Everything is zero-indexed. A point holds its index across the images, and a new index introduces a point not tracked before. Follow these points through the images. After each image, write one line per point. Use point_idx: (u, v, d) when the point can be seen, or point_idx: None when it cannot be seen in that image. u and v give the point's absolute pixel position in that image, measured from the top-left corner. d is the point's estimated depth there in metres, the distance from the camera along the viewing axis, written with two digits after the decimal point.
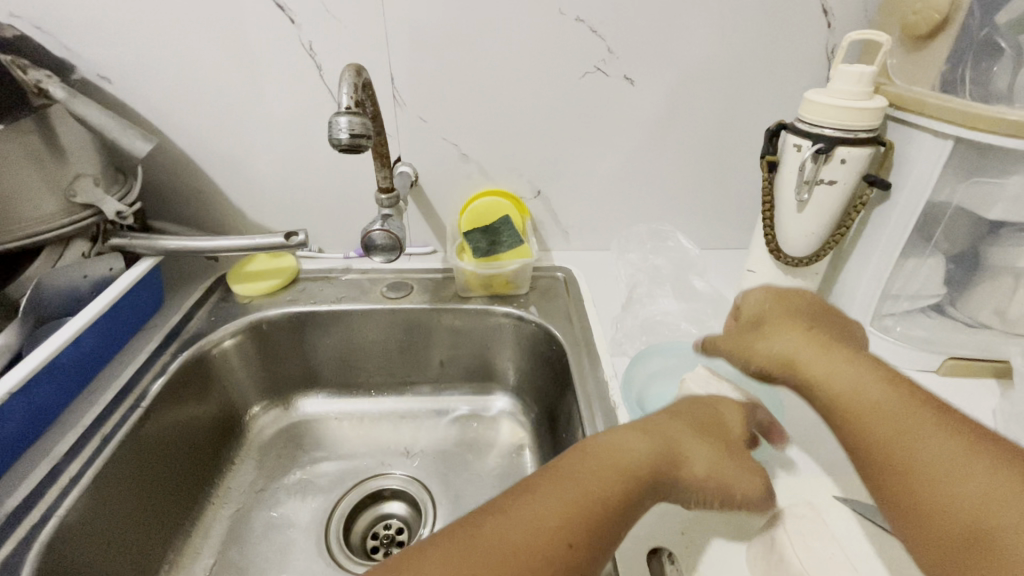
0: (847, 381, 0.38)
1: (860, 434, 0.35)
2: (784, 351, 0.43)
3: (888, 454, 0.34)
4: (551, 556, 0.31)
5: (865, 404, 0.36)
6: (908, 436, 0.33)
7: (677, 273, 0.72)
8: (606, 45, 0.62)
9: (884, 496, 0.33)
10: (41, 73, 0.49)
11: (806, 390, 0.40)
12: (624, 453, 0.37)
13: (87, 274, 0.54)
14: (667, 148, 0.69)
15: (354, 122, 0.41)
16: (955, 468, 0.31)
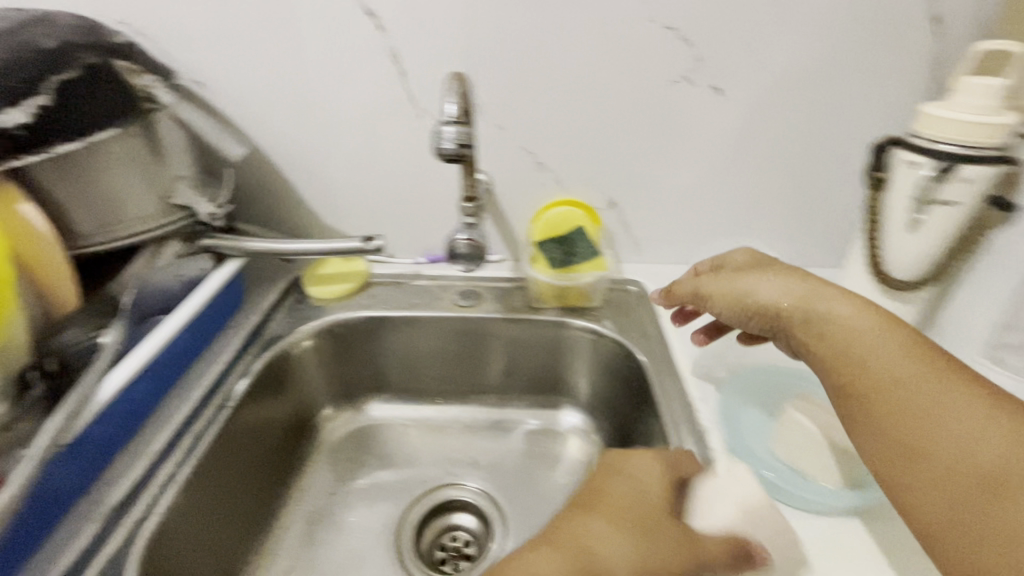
0: (860, 332, 0.41)
1: (863, 388, 0.39)
2: (792, 293, 0.46)
3: (886, 405, 0.38)
4: None
5: (868, 358, 0.40)
6: (918, 388, 0.37)
7: None
8: (695, 53, 0.60)
9: (881, 449, 0.37)
10: (149, 79, 0.51)
11: (826, 334, 0.43)
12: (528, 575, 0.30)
13: (180, 274, 0.56)
14: (754, 161, 0.66)
15: (460, 132, 0.41)
16: (945, 414, 0.36)
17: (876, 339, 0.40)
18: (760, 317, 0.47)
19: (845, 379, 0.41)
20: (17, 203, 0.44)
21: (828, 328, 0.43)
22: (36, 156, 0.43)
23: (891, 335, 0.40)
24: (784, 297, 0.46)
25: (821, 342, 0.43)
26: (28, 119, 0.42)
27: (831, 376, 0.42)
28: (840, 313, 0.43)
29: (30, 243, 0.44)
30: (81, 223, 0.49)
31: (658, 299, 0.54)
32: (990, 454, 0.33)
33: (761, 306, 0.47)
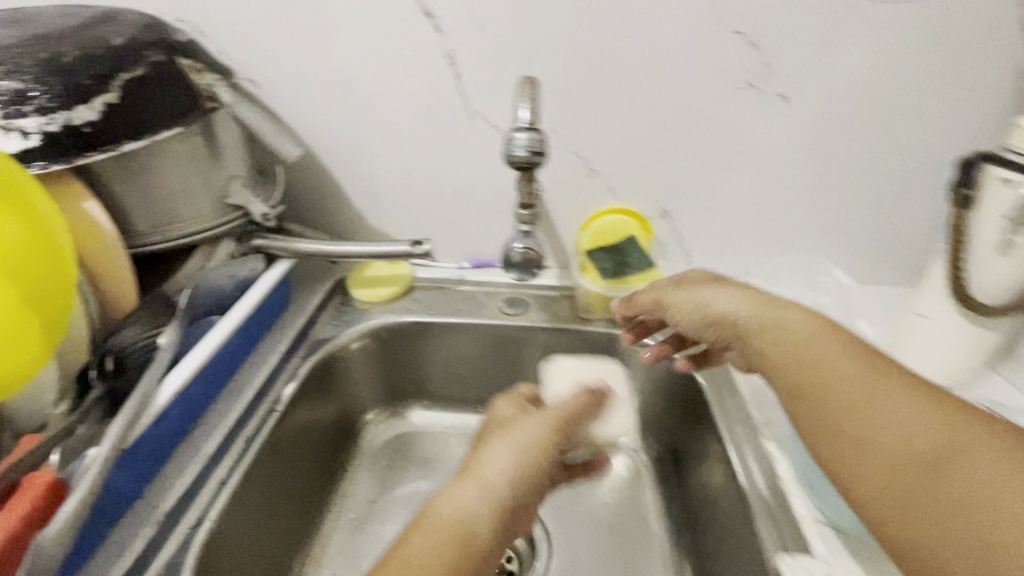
0: (802, 336, 0.41)
1: (810, 386, 0.39)
2: (744, 305, 0.45)
3: (832, 402, 0.38)
4: None
5: (821, 362, 0.39)
6: (853, 386, 0.37)
7: (842, 313, 0.65)
8: (764, 59, 0.58)
9: (829, 443, 0.37)
10: (212, 77, 0.50)
11: (776, 344, 0.42)
12: (445, 524, 0.35)
13: (233, 275, 0.55)
14: (823, 173, 0.63)
15: (532, 139, 0.39)
16: (885, 406, 0.36)
17: (821, 342, 0.40)
18: (714, 327, 0.47)
19: (791, 381, 0.41)
20: (82, 199, 0.44)
21: (778, 338, 0.42)
22: (104, 153, 0.43)
23: (836, 339, 0.40)
24: (737, 308, 0.45)
25: (776, 347, 0.42)
26: (95, 116, 0.42)
27: (782, 379, 0.41)
28: (790, 320, 0.43)
29: (92, 239, 0.45)
30: (140, 221, 0.49)
31: (618, 308, 0.54)
32: (927, 440, 0.34)
33: (718, 316, 0.47)
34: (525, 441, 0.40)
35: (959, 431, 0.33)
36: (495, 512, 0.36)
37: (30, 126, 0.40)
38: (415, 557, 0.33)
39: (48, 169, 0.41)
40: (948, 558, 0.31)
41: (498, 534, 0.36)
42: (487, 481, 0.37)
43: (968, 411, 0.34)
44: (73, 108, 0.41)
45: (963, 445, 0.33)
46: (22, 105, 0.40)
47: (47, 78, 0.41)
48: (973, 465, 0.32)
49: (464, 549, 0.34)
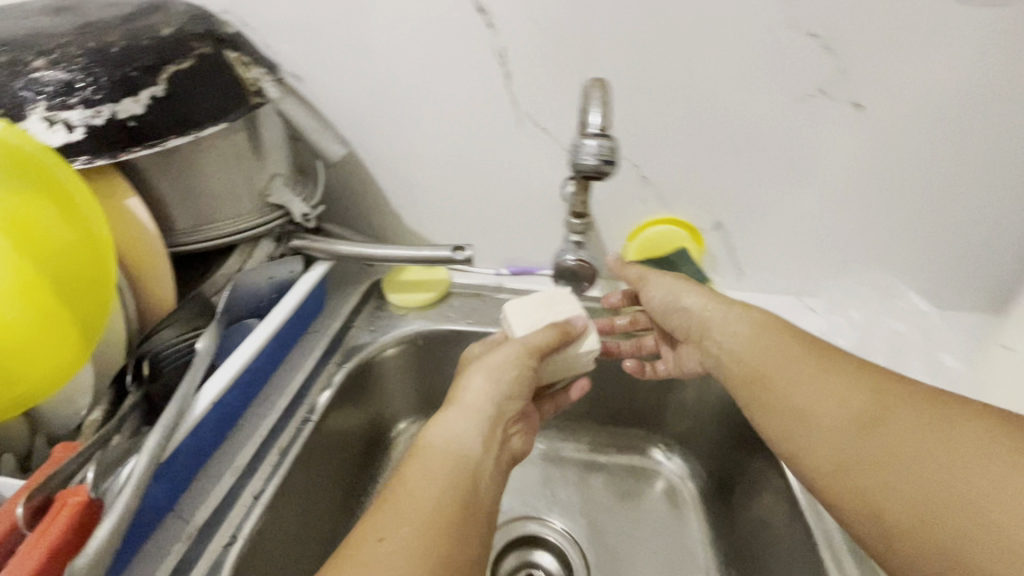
0: (756, 335, 0.46)
1: (761, 373, 0.45)
2: (709, 306, 0.50)
3: (783, 385, 0.44)
4: (443, 512, 0.36)
5: (770, 352, 0.45)
6: (796, 372, 0.43)
7: (923, 344, 0.61)
8: (839, 64, 0.51)
9: (779, 420, 0.43)
10: (259, 71, 0.48)
11: (734, 342, 0.48)
12: (436, 449, 0.39)
13: (271, 277, 0.52)
14: (903, 190, 0.57)
15: (603, 148, 0.37)
16: (823, 385, 0.42)
17: (774, 334, 0.46)
18: (679, 315, 0.52)
19: (746, 369, 0.46)
20: (124, 196, 0.43)
21: (735, 331, 0.48)
22: (150, 148, 0.41)
23: (784, 332, 0.46)
24: (701, 303, 0.50)
25: (733, 343, 0.48)
26: (141, 110, 0.40)
27: (738, 366, 0.47)
28: (746, 316, 0.48)
29: (133, 238, 0.43)
30: (180, 219, 0.47)
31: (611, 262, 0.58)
32: (860, 407, 0.40)
33: (684, 311, 0.52)
34: (502, 365, 0.45)
35: (885, 396, 0.40)
36: (479, 428, 0.41)
37: (74, 119, 0.38)
38: (411, 477, 0.37)
39: (93, 164, 0.39)
40: (885, 502, 0.37)
41: (488, 444, 0.41)
42: (471, 406, 0.42)
43: (889, 380, 0.41)
44: (120, 102, 0.39)
45: (886, 407, 0.39)
46: (68, 97, 0.38)
47: (93, 68, 0.39)
48: (896, 424, 0.38)
49: (459, 463, 0.39)
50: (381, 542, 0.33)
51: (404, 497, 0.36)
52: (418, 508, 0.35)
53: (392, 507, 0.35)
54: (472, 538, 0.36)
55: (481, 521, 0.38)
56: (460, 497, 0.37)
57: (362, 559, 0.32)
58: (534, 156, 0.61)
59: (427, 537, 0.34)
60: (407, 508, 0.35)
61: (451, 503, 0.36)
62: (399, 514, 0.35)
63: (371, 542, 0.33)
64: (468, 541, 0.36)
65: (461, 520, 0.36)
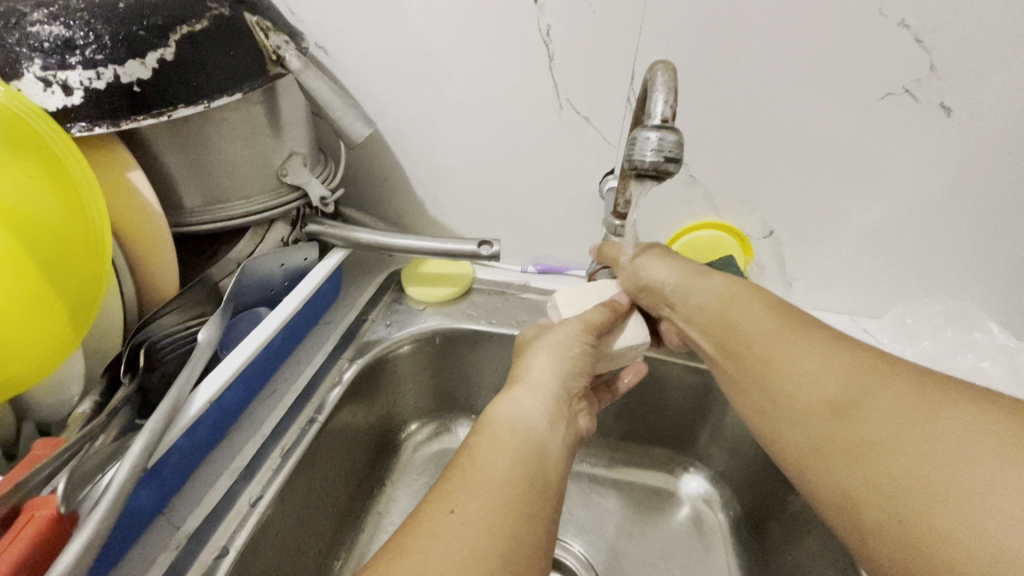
0: (725, 308, 0.43)
1: (735, 346, 0.42)
2: (667, 279, 0.46)
3: (754, 362, 0.40)
4: (515, 488, 0.32)
5: (740, 323, 0.42)
6: (768, 346, 0.39)
7: (1009, 385, 0.51)
8: (930, 60, 0.45)
9: (753, 401, 0.40)
10: (281, 37, 0.42)
11: (705, 319, 0.44)
12: (508, 424, 0.36)
13: (284, 263, 0.48)
14: (992, 207, 0.50)
15: (667, 141, 0.32)
16: (796, 364, 0.38)
17: (742, 305, 0.42)
18: (646, 291, 0.48)
19: (722, 341, 0.43)
20: (126, 167, 0.39)
21: (702, 304, 0.44)
22: (156, 118, 0.37)
23: (756, 301, 0.42)
24: (669, 277, 0.46)
25: (702, 313, 0.44)
26: (148, 74, 0.36)
27: (711, 342, 0.44)
28: (707, 287, 0.44)
29: (133, 217, 0.40)
30: (190, 197, 0.44)
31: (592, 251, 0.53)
32: (834, 390, 0.35)
33: (649, 284, 0.47)
34: (565, 346, 0.42)
35: (866, 376, 0.34)
36: (546, 404, 0.38)
37: (72, 81, 0.35)
38: (476, 455, 0.34)
39: (91, 132, 0.36)
40: (857, 496, 0.32)
41: (555, 423, 0.38)
42: (537, 382, 0.40)
43: (877, 362, 0.35)
44: (123, 64, 0.35)
45: (865, 389, 0.34)
46: (66, 55, 0.34)
47: (95, 23, 0.35)
48: (876, 408, 0.33)
49: (526, 438, 0.35)
50: (450, 513, 0.30)
51: (480, 468, 0.33)
52: (496, 482, 0.32)
53: (461, 483, 0.32)
54: (540, 519, 0.32)
55: (549, 506, 0.34)
56: (530, 478, 0.33)
57: (432, 529, 0.29)
58: (573, 147, 0.55)
59: (498, 511, 0.31)
60: (477, 481, 0.32)
61: (519, 481, 0.33)
62: (470, 489, 0.32)
63: (441, 511, 0.30)
64: (537, 521, 0.32)
65: (530, 500, 0.32)
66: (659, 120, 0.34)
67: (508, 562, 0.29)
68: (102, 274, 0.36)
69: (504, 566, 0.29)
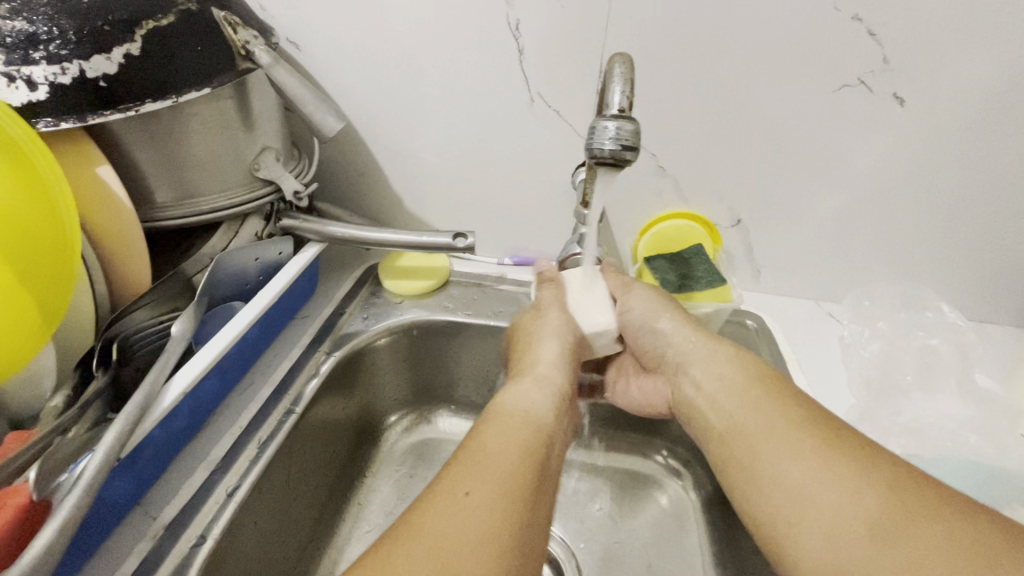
0: (736, 390, 0.41)
1: (742, 433, 0.39)
2: (674, 338, 0.47)
3: (759, 457, 0.37)
4: (525, 471, 0.34)
5: (756, 416, 0.39)
6: (782, 440, 0.37)
7: (958, 362, 0.54)
8: (882, 52, 0.46)
9: (765, 497, 0.36)
10: (249, 32, 0.42)
11: (716, 402, 0.42)
12: (519, 413, 0.39)
13: (258, 258, 0.49)
14: (942, 194, 0.52)
15: (624, 130, 0.34)
16: (825, 475, 0.34)
17: (765, 389, 0.40)
18: (658, 340, 0.48)
19: (727, 423, 0.40)
20: (94, 163, 0.39)
21: (718, 373, 0.43)
22: (122, 113, 0.37)
23: (774, 388, 0.40)
24: (678, 335, 0.47)
25: (716, 383, 0.43)
26: (114, 69, 0.36)
27: (719, 417, 0.41)
28: (734, 358, 0.43)
29: (104, 214, 0.40)
30: (160, 192, 0.44)
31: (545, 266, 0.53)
32: (873, 505, 0.31)
33: (659, 337, 0.48)
34: (563, 332, 0.46)
35: (908, 497, 0.31)
36: (551, 399, 0.41)
37: (36, 76, 0.35)
38: (490, 442, 0.35)
39: (57, 127, 0.36)
40: None
41: (558, 418, 0.40)
42: (542, 378, 0.43)
43: (913, 476, 0.32)
44: (89, 59, 0.36)
45: (909, 512, 0.30)
46: (30, 50, 0.35)
47: (59, 19, 0.35)
48: (920, 536, 0.29)
49: (534, 425, 0.38)
50: (467, 495, 0.31)
51: (494, 463, 0.34)
52: (509, 471, 0.33)
53: (475, 463, 0.34)
54: (543, 509, 0.34)
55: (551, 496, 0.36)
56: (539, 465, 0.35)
57: (448, 508, 0.30)
58: (545, 140, 0.56)
59: (511, 491, 0.32)
60: (492, 466, 0.33)
61: (533, 466, 0.35)
62: (483, 472, 0.33)
63: (458, 492, 0.31)
64: (542, 506, 0.34)
65: (540, 488, 0.34)
66: (617, 110, 0.36)
67: (520, 542, 0.31)
68: (70, 258, 0.37)
69: (519, 547, 0.30)
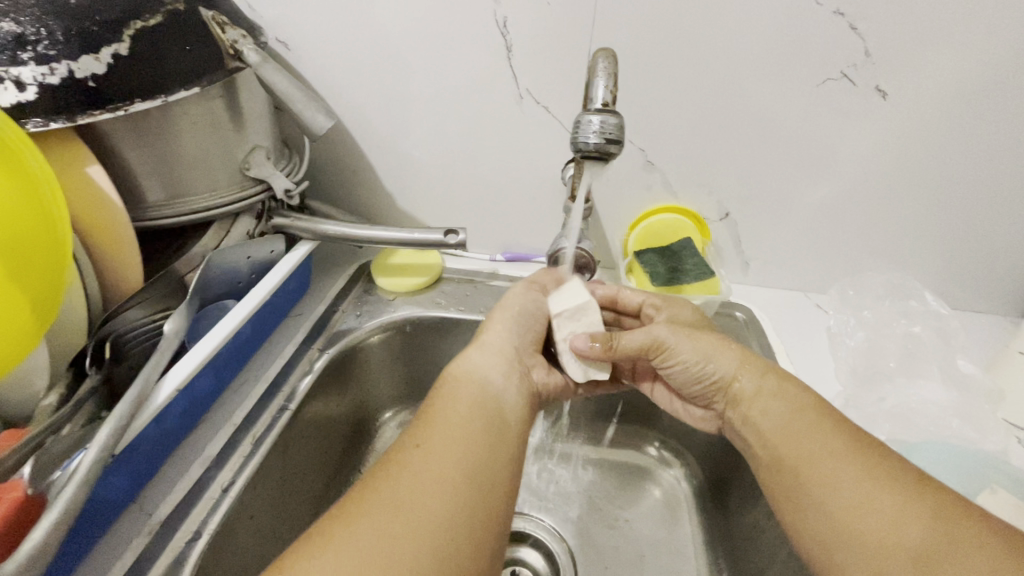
0: (780, 421, 0.40)
1: (786, 461, 0.39)
2: (721, 373, 0.45)
3: (803, 484, 0.37)
4: (469, 422, 0.37)
5: (799, 448, 0.38)
6: (825, 472, 0.36)
7: (940, 348, 0.55)
8: (864, 46, 0.47)
9: (810, 524, 0.36)
10: (238, 32, 0.42)
11: (758, 432, 0.42)
12: (468, 374, 0.41)
13: (250, 256, 0.49)
14: (925, 184, 0.53)
15: (608, 124, 0.35)
16: (869, 504, 0.34)
17: (813, 422, 0.39)
18: (706, 385, 0.46)
19: (772, 454, 0.40)
20: (86, 164, 0.40)
21: (776, 414, 0.41)
22: (112, 113, 0.38)
23: (819, 417, 0.39)
24: (730, 374, 0.44)
25: (763, 418, 0.41)
26: (103, 69, 0.37)
27: (764, 449, 0.41)
28: (778, 392, 0.42)
29: (95, 214, 0.40)
30: (151, 192, 0.44)
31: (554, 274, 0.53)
32: (918, 538, 0.32)
33: (706, 375, 0.45)
34: (514, 303, 0.48)
35: (953, 528, 0.31)
36: (500, 362, 0.43)
37: (25, 77, 0.35)
38: (441, 407, 0.38)
39: (47, 127, 0.36)
40: None
41: (509, 375, 0.43)
42: (491, 346, 0.45)
43: (958, 506, 0.32)
44: (78, 59, 0.36)
45: (954, 542, 0.31)
46: (17, 51, 0.35)
47: (47, 20, 0.35)
48: (966, 565, 0.30)
49: (480, 385, 0.40)
50: (417, 447, 0.35)
51: (441, 418, 0.37)
52: (453, 423, 0.37)
53: (428, 424, 0.37)
54: (500, 454, 0.36)
55: (512, 441, 0.38)
56: (488, 416, 0.38)
57: (402, 461, 0.34)
58: (535, 136, 0.57)
59: (457, 440, 0.35)
60: (440, 423, 0.37)
61: (480, 418, 0.38)
62: (433, 428, 0.36)
63: (408, 446, 0.35)
64: (498, 451, 0.36)
65: (492, 432, 0.37)
66: (601, 105, 0.37)
67: (472, 483, 0.34)
68: (62, 258, 0.37)
69: (469, 486, 0.33)
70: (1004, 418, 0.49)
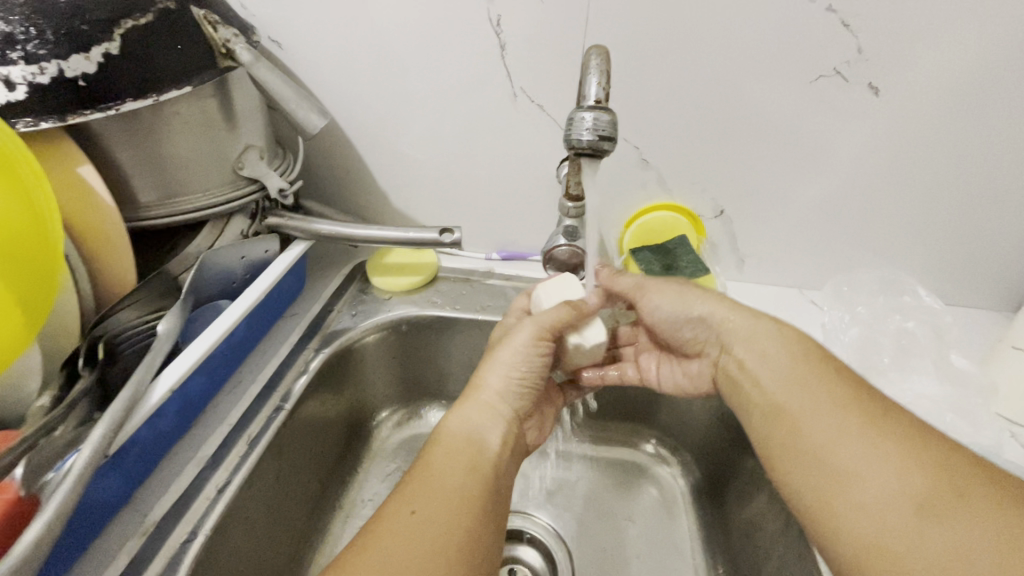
0: (777, 363, 0.41)
1: (783, 410, 0.39)
2: (715, 317, 0.45)
3: (801, 442, 0.37)
4: (466, 493, 0.36)
5: (799, 397, 0.38)
6: (824, 424, 0.36)
7: (934, 343, 0.55)
8: (857, 42, 0.47)
9: (808, 472, 0.36)
10: (230, 31, 0.42)
11: (756, 384, 0.41)
12: (465, 433, 0.40)
13: (244, 256, 0.49)
14: (918, 180, 0.54)
15: (602, 122, 0.35)
16: (871, 455, 0.34)
17: (811, 373, 0.39)
18: (696, 326, 0.47)
19: (768, 402, 0.40)
20: (77, 163, 0.40)
21: (770, 352, 0.41)
22: (103, 113, 0.37)
23: (814, 369, 0.39)
24: (716, 312, 0.45)
25: (761, 360, 0.42)
26: (93, 68, 0.36)
27: (760, 395, 0.41)
28: (774, 333, 0.42)
29: (88, 213, 0.41)
30: (143, 192, 0.44)
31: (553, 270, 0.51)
32: (919, 480, 0.32)
33: (698, 318, 0.46)
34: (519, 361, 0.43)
35: (951, 475, 0.32)
36: (497, 428, 0.42)
37: (15, 77, 0.35)
38: (437, 465, 0.37)
39: (37, 127, 0.36)
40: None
41: (505, 444, 0.42)
42: (487, 405, 0.42)
43: (958, 461, 0.33)
44: (67, 59, 0.36)
45: (953, 488, 0.31)
46: (7, 51, 0.35)
47: (36, 19, 0.35)
48: (966, 506, 0.31)
49: (477, 450, 0.39)
50: (412, 514, 0.34)
51: (438, 484, 0.36)
52: (450, 491, 0.36)
53: (423, 484, 0.36)
54: (490, 529, 0.36)
55: (501, 514, 0.38)
56: (483, 483, 0.38)
57: (395, 530, 0.33)
58: (530, 134, 0.57)
59: (453, 512, 0.35)
60: (436, 487, 0.36)
61: (476, 487, 0.37)
62: (428, 492, 0.35)
63: (403, 512, 0.34)
64: (489, 528, 0.36)
65: (486, 504, 0.37)
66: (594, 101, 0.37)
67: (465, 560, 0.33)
68: (54, 259, 0.37)
69: (464, 561, 0.33)
70: (1000, 413, 0.50)
